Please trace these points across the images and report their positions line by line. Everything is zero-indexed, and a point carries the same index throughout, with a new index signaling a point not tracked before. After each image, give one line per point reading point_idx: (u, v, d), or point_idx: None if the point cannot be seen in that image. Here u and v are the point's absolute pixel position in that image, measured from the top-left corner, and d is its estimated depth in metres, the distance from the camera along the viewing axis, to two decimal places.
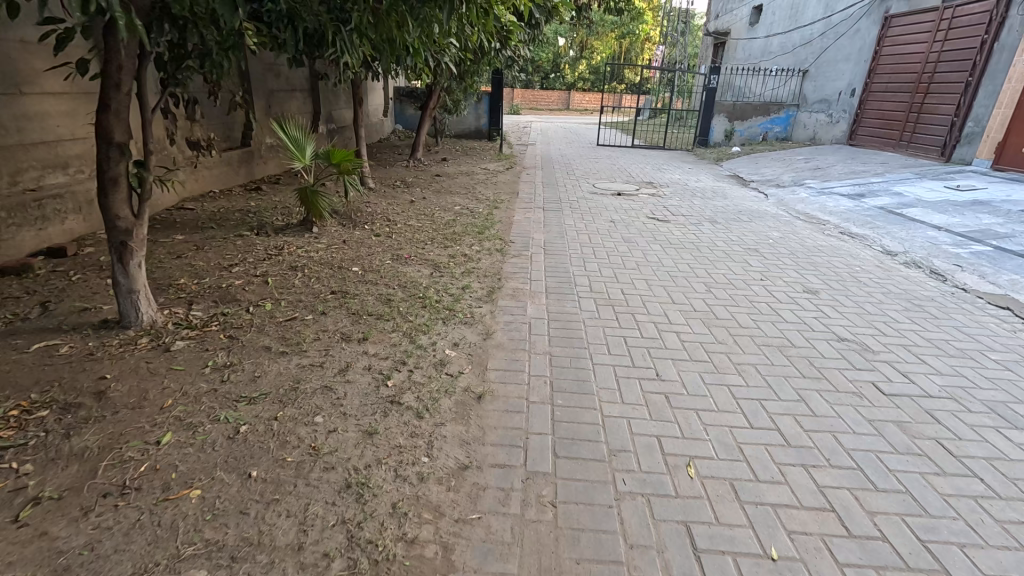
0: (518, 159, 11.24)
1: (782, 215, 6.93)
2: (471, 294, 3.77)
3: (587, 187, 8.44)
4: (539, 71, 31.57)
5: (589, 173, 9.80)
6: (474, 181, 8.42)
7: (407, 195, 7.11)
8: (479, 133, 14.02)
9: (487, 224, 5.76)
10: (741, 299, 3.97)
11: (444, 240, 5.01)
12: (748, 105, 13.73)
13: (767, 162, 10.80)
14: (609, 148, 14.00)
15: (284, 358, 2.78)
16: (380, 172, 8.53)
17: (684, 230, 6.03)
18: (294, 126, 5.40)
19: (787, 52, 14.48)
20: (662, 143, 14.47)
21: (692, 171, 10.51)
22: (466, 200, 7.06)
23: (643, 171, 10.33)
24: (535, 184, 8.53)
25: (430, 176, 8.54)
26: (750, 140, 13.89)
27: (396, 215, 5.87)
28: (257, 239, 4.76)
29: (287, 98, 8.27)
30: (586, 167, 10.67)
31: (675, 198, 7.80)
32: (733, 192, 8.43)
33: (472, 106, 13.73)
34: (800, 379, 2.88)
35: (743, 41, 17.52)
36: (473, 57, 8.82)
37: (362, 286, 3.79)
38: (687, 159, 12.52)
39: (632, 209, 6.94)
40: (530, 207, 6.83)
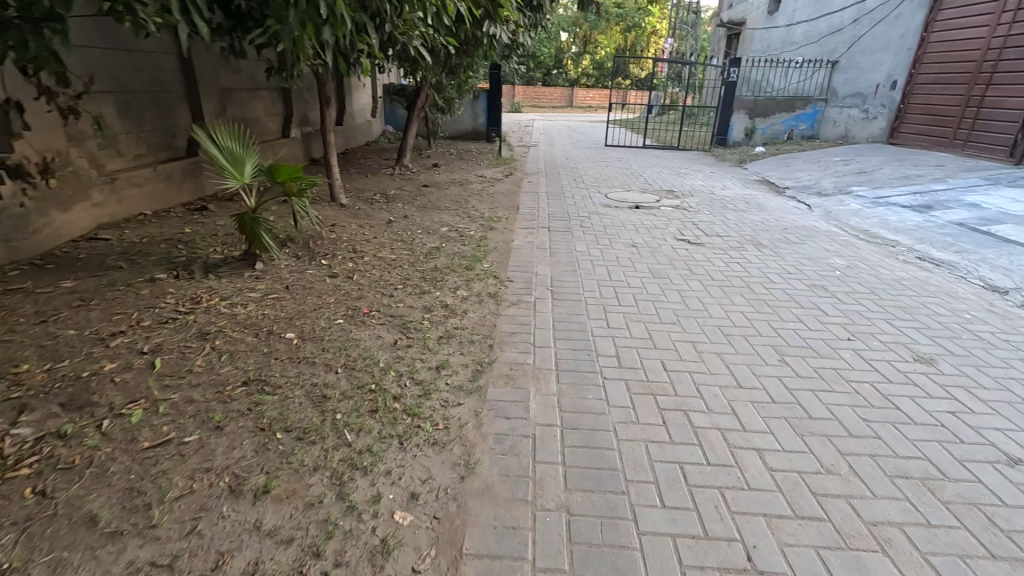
0: (519, 164, 10.08)
1: (836, 233, 5.78)
2: (447, 380, 2.61)
3: (598, 197, 7.27)
4: (541, 66, 30.21)
5: (599, 180, 8.66)
6: (466, 192, 7.26)
7: (385, 213, 5.96)
8: (476, 134, 12.85)
9: (479, 253, 4.62)
10: (835, 382, 2.77)
11: (422, 280, 3.87)
12: (771, 100, 12.45)
13: (798, 164, 9.61)
14: (618, 149, 12.81)
15: (113, 545, 1.63)
16: (358, 183, 7.39)
17: (723, 257, 4.88)
18: (230, 134, 4.21)
19: (813, 42, 13.23)
20: (676, 142, 13.26)
21: (715, 176, 9.33)
22: (455, 218, 5.91)
23: (659, 176, 9.16)
24: (540, 195, 7.40)
25: (416, 187, 7.40)
26: (773, 139, 12.70)
27: (365, 243, 4.72)
28: (173, 285, 3.62)
29: (247, 98, 7.11)
30: (595, 172, 9.51)
31: (702, 211, 6.64)
32: (768, 202, 7.27)
33: (469, 104, 12.60)
34: (991, 569, 1.70)
35: (761, 30, 16.25)
36: (467, 48, 7.66)
37: (290, 369, 2.63)
38: (705, 161, 11.32)
39: (655, 227, 5.79)
40: (532, 226, 5.68)
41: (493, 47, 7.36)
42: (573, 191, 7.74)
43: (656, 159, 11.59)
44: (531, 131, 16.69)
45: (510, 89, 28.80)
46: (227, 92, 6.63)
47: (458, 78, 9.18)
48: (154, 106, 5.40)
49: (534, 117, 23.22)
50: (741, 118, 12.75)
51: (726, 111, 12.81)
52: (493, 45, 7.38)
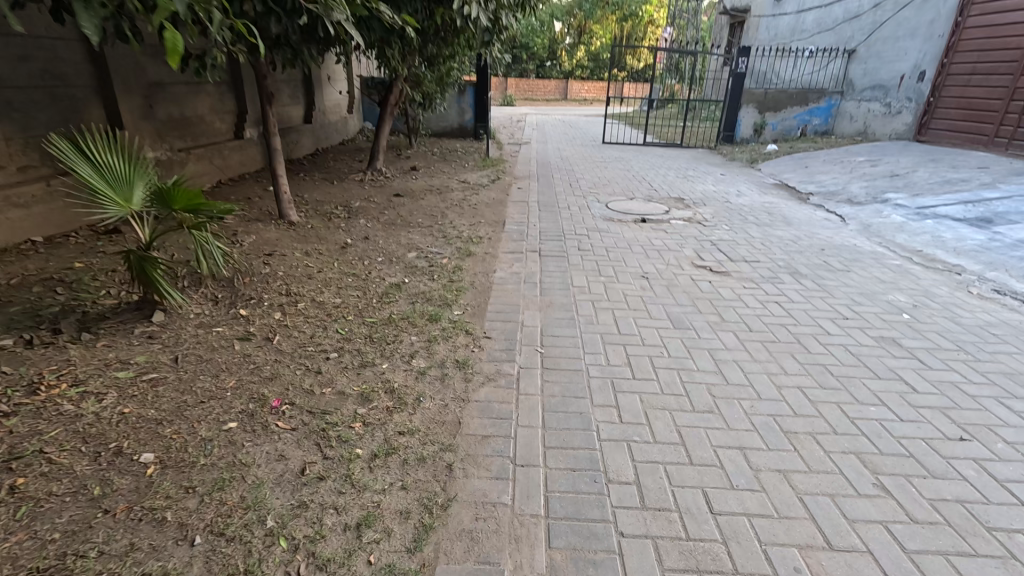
0: (509, 166, 9.07)
1: (884, 254, 4.83)
2: (371, 555, 1.64)
3: (598, 208, 6.28)
4: (534, 58, 29.00)
5: (599, 185, 7.67)
6: (446, 203, 6.26)
7: (343, 231, 4.96)
8: (463, 131, 11.83)
9: (451, 292, 3.65)
10: (974, 536, 1.81)
11: (369, 342, 2.89)
12: (782, 94, 11.54)
13: (818, 165, 8.65)
14: (618, 147, 11.79)
15: None
16: (320, 193, 6.38)
17: (757, 291, 3.91)
18: (115, 143, 3.18)
19: (827, 30, 12.26)
20: (680, 139, 12.26)
21: (727, 180, 8.35)
22: (427, 239, 4.92)
23: (666, 180, 8.20)
24: (532, 204, 6.43)
25: (388, 196, 6.40)
26: (784, 135, 11.75)
27: (306, 280, 3.73)
28: (16, 357, 2.62)
29: (186, 94, 6.05)
30: (593, 175, 8.52)
31: (720, 226, 5.68)
32: (793, 213, 6.32)
33: (455, 99, 11.58)
34: None
35: (768, 18, 15.24)
36: (448, 35, 6.63)
37: (119, 536, 1.65)
38: (713, 160, 10.33)
39: (668, 249, 4.83)
40: (521, 249, 4.71)
41: (479, 35, 6.37)
42: (570, 198, 6.76)
43: (660, 158, 10.59)
44: (523, 126, 15.63)
45: (502, 82, 27.65)
46: (158, 87, 5.57)
47: (440, 69, 8.16)
48: (50, 105, 4.37)
49: (528, 111, 22.14)
50: (750, 113, 11.81)
51: (734, 106, 11.86)
52: (478, 32, 6.38)
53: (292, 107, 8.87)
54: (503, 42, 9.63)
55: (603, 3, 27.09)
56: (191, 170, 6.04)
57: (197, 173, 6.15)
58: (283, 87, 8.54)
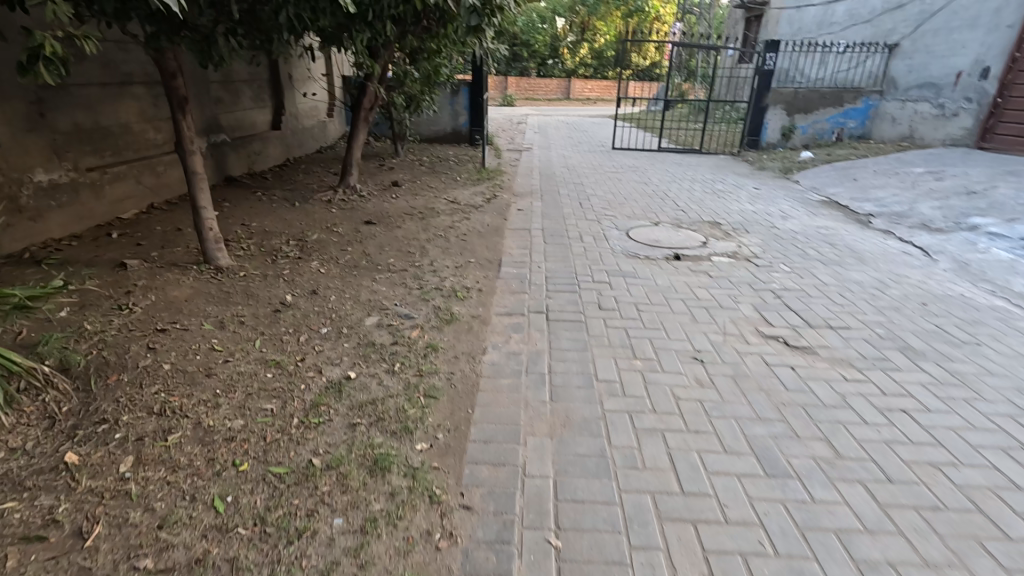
0: (507, 178, 7.86)
1: (1008, 311, 3.62)
2: None
3: (617, 238, 5.06)
4: (535, 55, 27.70)
5: (616, 203, 6.46)
6: (429, 232, 5.05)
7: (283, 281, 3.73)
8: (457, 136, 10.64)
9: (416, 399, 2.43)
10: None
11: (260, 538, 1.68)
12: (814, 93, 10.33)
13: (868, 177, 7.43)
14: (630, 154, 10.55)
15: None
16: (273, 221, 5.17)
17: (865, 388, 2.67)
18: None
19: (864, 22, 11.06)
20: (699, 145, 11.02)
21: (764, 195, 7.12)
22: (397, 291, 3.71)
23: (693, 196, 6.99)
24: (536, 232, 5.24)
25: (357, 223, 5.19)
26: (816, 139, 10.57)
27: (201, 380, 2.50)
28: None
29: (101, 97, 4.84)
30: (606, 189, 7.31)
31: (776, 264, 4.47)
32: (859, 244, 5.10)
33: (448, 100, 10.38)
34: None
35: (791, 10, 14.03)
36: (433, 25, 5.45)
37: None
38: (740, 170, 9.10)
39: (719, 306, 3.60)
40: (521, 308, 3.49)
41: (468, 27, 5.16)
42: (583, 223, 5.57)
43: (679, 167, 9.37)
44: (524, 129, 14.40)
45: (501, 80, 26.47)
46: (56, 89, 4.36)
47: (429, 64, 6.99)
48: None
49: (529, 112, 20.90)
50: (778, 115, 10.58)
51: (761, 107, 10.62)
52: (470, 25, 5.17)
53: (257, 111, 7.66)
54: (500, 36, 8.44)
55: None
56: (108, 194, 4.82)
57: (118, 198, 4.94)
58: (244, 88, 7.33)
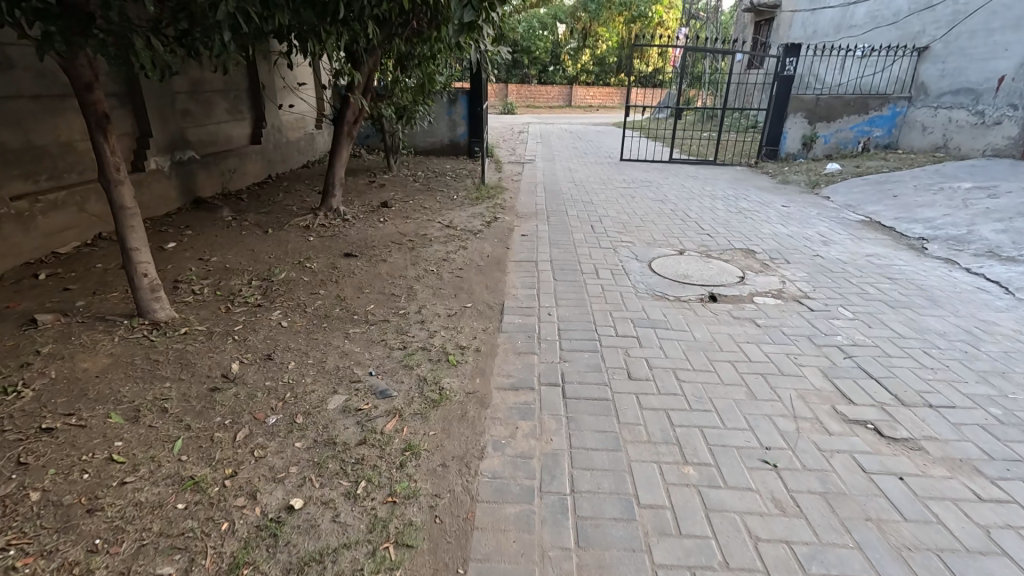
0: (509, 196, 7.16)
1: None
2: None
3: (639, 272, 4.33)
4: (536, 62, 27.12)
5: (632, 227, 5.73)
6: (418, 266, 4.33)
7: (232, 340, 3.00)
8: (455, 148, 10.00)
9: (384, 554, 1.69)
10: None
11: None
12: (837, 100, 9.68)
13: (909, 194, 6.70)
14: (641, 166, 9.85)
15: None
16: (238, 254, 4.45)
17: (1013, 517, 1.92)
18: None
19: (887, 24, 10.41)
20: (714, 156, 10.31)
21: (796, 215, 6.40)
22: (375, 354, 2.98)
23: (717, 216, 6.26)
24: (545, 264, 4.52)
25: (336, 256, 4.48)
26: (839, 149, 9.94)
27: (76, 522, 1.75)
28: None
29: (35, 112, 4.14)
30: (619, 208, 6.59)
31: (833, 306, 3.73)
32: (922, 277, 4.36)
33: (445, 110, 9.71)
34: None
35: (805, 13, 13.41)
36: (425, 27, 4.75)
37: None
38: (762, 183, 8.38)
39: (778, 373, 2.86)
40: (530, 380, 2.75)
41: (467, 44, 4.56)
42: (597, 252, 4.84)
43: (695, 180, 8.65)
44: (526, 139, 13.73)
45: (502, 87, 25.88)
46: None
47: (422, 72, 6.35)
48: None
49: (531, 120, 20.28)
50: (799, 123, 9.90)
51: (780, 115, 9.94)
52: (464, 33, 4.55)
53: (233, 124, 6.96)
54: (501, 40, 7.78)
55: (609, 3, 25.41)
56: (41, 226, 4.10)
57: (54, 229, 4.22)
58: (217, 99, 6.64)
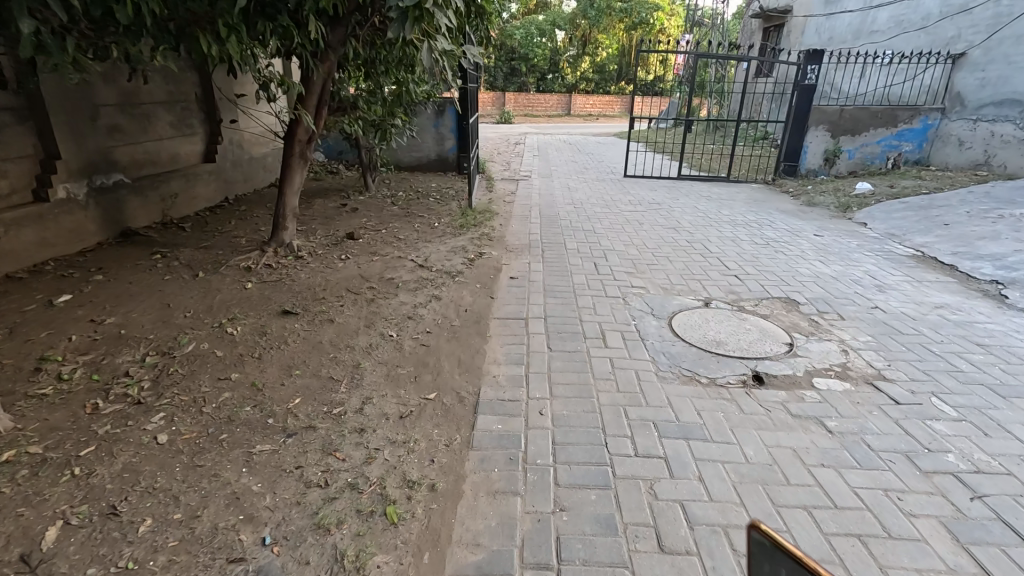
0: (501, 222, 6.25)
1: None
2: None
3: (659, 335, 3.41)
4: (534, 70, 26.33)
5: (643, 265, 4.80)
6: (375, 328, 3.38)
7: (68, 477, 2.03)
8: (443, 163, 9.11)
9: None
10: None
11: None
12: (863, 112, 8.84)
13: (963, 222, 5.78)
14: (648, 184, 8.96)
15: None
16: (146, 312, 3.50)
17: None
18: None
19: (915, 30, 9.56)
20: (727, 172, 9.43)
21: (833, 247, 5.48)
22: (278, 497, 2.01)
23: (743, 249, 5.33)
24: (538, 320, 3.58)
25: (271, 314, 3.52)
26: (864, 164, 9.11)
27: None
28: None
29: None
30: (626, 238, 5.68)
31: (923, 396, 2.77)
32: (1019, 342, 3.40)
33: (431, 122, 8.82)
34: None
35: (820, 18, 12.61)
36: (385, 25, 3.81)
37: None
38: (784, 205, 7.48)
39: (881, 534, 1.90)
40: (508, 555, 1.79)
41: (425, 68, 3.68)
42: (603, 303, 3.91)
43: (709, 202, 7.74)
44: (523, 152, 12.86)
45: (499, 95, 25.18)
46: None
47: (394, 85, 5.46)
48: None
49: (529, 130, 19.46)
50: (820, 137, 9.06)
51: (800, 128, 9.10)
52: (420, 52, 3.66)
53: (179, 141, 6.02)
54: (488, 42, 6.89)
55: (610, 10, 24.68)
56: None
57: None
58: (159, 111, 5.72)
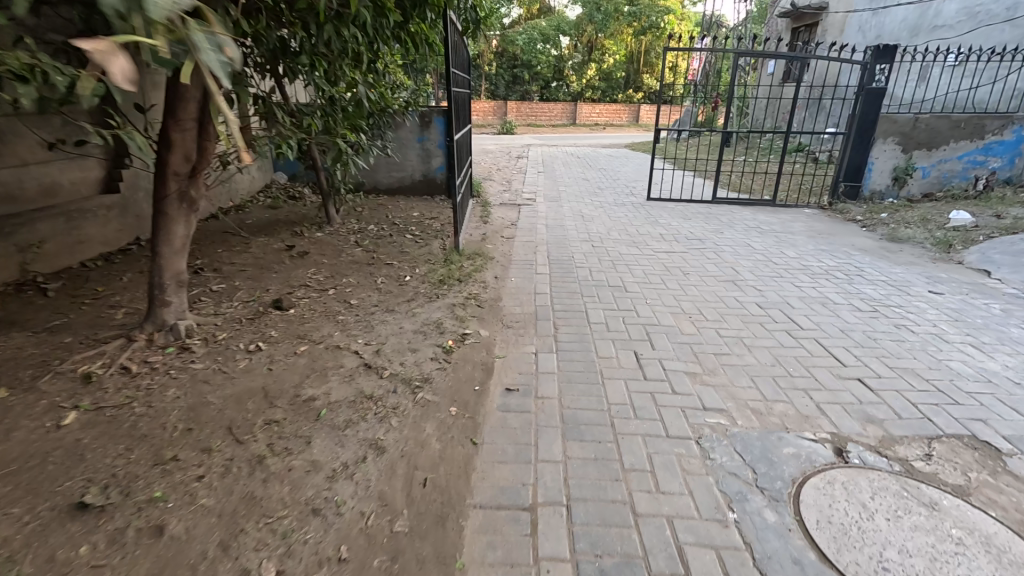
0: (499, 274, 4.63)
1: None
2: None
3: (795, 560, 1.76)
4: (537, 77, 24.86)
5: (710, 360, 3.14)
6: (238, 556, 1.73)
7: None
8: (429, 186, 7.53)
9: None
10: None
11: None
12: (942, 121, 7.26)
13: None
14: (679, 210, 7.36)
15: None
16: None
17: None
18: None
19: (1000, 22, 8.19)
20: (773, 195, 7.80)
21: (972, 316, 3.81)
22: None
23: (846, 321, 3.67)
24: (555, 512, 1.95)
25: (52, 513, 1.86)
26: (941, 185, 7.54)
27: None
28: None
29: None
30: (672, 301, 4.03)
31: None
32: None
33: (415, 136, 7.26)
34: None
35: (865, 14, 11.04)
36: None
37: None
38: (861, 242, 5.85)
39: None
40: None
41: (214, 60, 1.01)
42: (667, 461, 2.25)
43: (763, 236, 6.11)
44: (525, 168, 11.31)
45: (501, 105, 23.75)
46: None
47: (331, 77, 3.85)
48: None
49: (532, 141, 17.96)
50: (889, 152, 7.45)
51: (865, 140, 7.42)
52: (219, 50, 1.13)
53: (56, 166, 4.40)
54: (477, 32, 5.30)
55: (617, 13, 23.14)
56: None
57: None
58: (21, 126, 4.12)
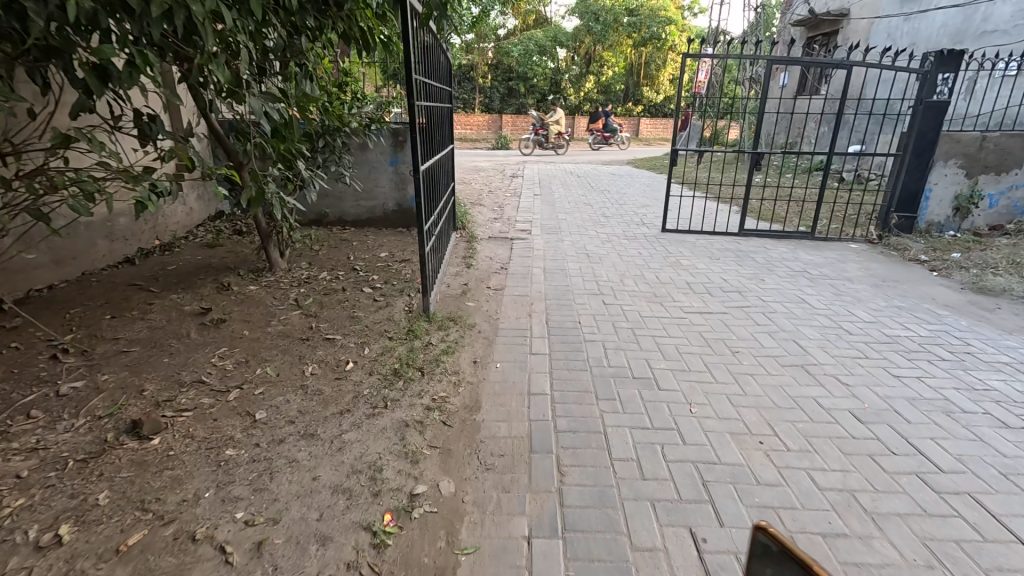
0: (480, 355, 3.37)
1: None
2: None
3: None
4: (534, 90, 23.86)
5: (823, 559, 1.86)
6: None
7: None
8: (404, 217, 6.29)
9: None
10: None
11: None
12: (1016, 141, 6.09)
13: None
14: (704, 246, 6.14)
15: None
16: None
17: None
18: None
19: None
20: (812, 227, 6.60)
21: None
22: None
23: (1004, 459, 2.40)
24: None
25: None
26: (1011, 216, 6.37)
27: None
28: None
29: None
30: (727, 412, 2.77)
31: None
32: None
33: (385, 159, 6.02)
34: None
35: (894, 20, 9.95)
36: None
37: None
38: (942, 295, 4.63)
39: None
40: None
41: None
42: None
43: (814, 285, 4.89)
44: (520, 189, 10.14)
45: (496, 118, 22.77)
46: None
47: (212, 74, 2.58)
48: None
49: (528, 157, 16.89)
50: (950, 177, 6.27)
51: (923, 164, 6.22)
52: None
53: None
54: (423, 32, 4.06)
55: (617, 24, 22.13)
56: None
57: None
58: None
